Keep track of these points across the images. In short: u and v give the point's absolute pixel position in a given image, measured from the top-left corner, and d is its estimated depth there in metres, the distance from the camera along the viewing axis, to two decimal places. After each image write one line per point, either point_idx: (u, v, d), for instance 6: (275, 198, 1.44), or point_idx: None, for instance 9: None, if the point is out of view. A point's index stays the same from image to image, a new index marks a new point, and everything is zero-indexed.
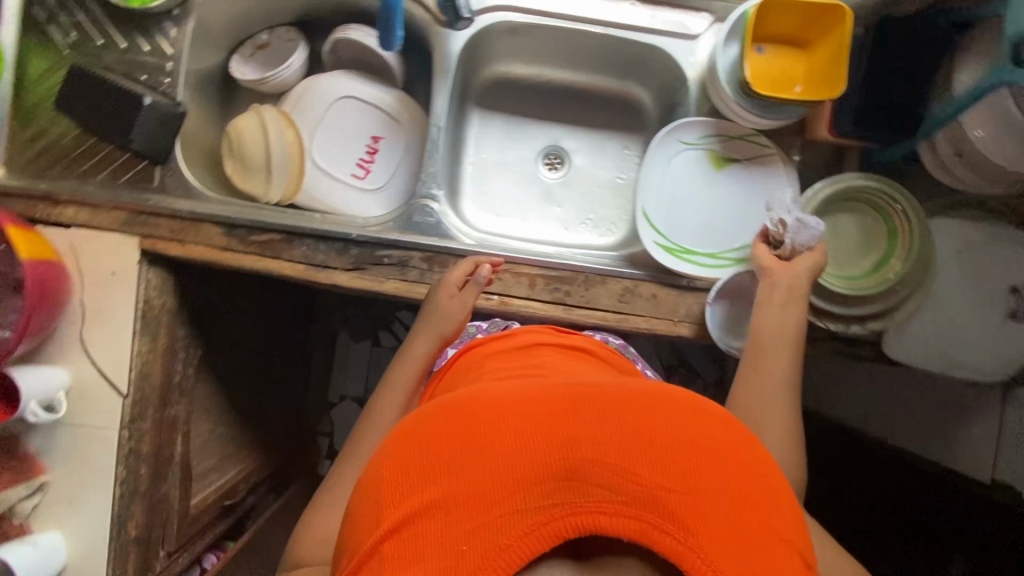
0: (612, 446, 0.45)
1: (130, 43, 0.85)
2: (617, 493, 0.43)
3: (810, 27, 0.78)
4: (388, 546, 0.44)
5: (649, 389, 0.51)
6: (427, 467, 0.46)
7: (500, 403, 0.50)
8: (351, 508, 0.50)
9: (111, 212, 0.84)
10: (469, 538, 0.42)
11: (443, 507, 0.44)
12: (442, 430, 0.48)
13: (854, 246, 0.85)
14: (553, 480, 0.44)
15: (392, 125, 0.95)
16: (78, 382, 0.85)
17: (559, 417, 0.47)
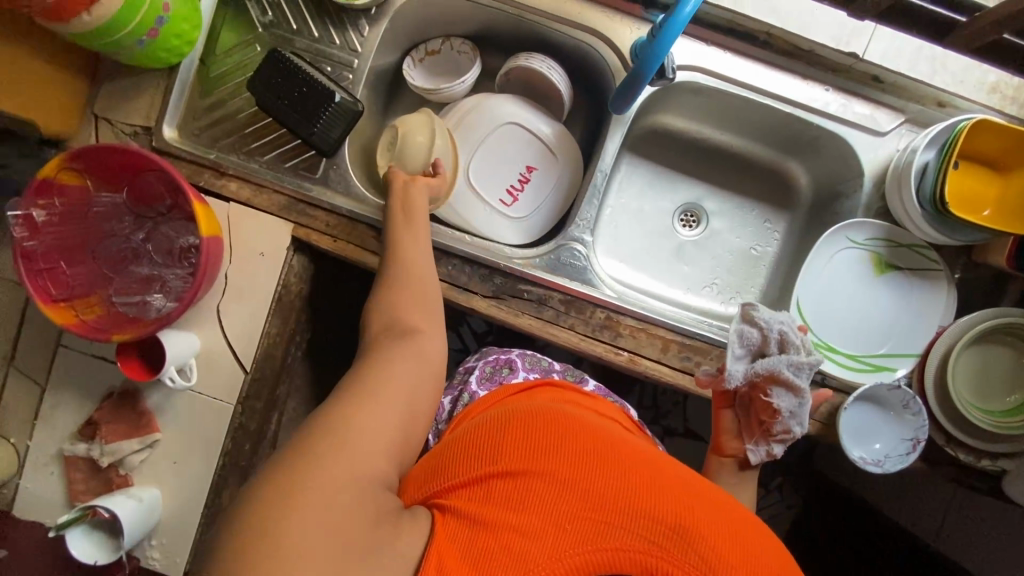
0: (708, 527, 0.52)
1: (322, 34, 0.86)
2: (700, 561, 0.50)
3: (1014, 153, 0.76)
4: (501, 485, 0.53)
5: (746, 517, 0.58)
6: (554, 450, 0.56)
7: (622, 453, 0.59)
8: (463, 450, 0.59)
9: (272, 195, 0.85)
10: (573, 521, 0.50)
11: (562, 487, 0.53)
12: (577, 440, 0.58)
13: (1000, 381, 0.80)
14: (656, 525, 0.51)
15: (548, 158, 0.94)
16: (205, 350, 0.87)
17: (669, 487, 0.56)
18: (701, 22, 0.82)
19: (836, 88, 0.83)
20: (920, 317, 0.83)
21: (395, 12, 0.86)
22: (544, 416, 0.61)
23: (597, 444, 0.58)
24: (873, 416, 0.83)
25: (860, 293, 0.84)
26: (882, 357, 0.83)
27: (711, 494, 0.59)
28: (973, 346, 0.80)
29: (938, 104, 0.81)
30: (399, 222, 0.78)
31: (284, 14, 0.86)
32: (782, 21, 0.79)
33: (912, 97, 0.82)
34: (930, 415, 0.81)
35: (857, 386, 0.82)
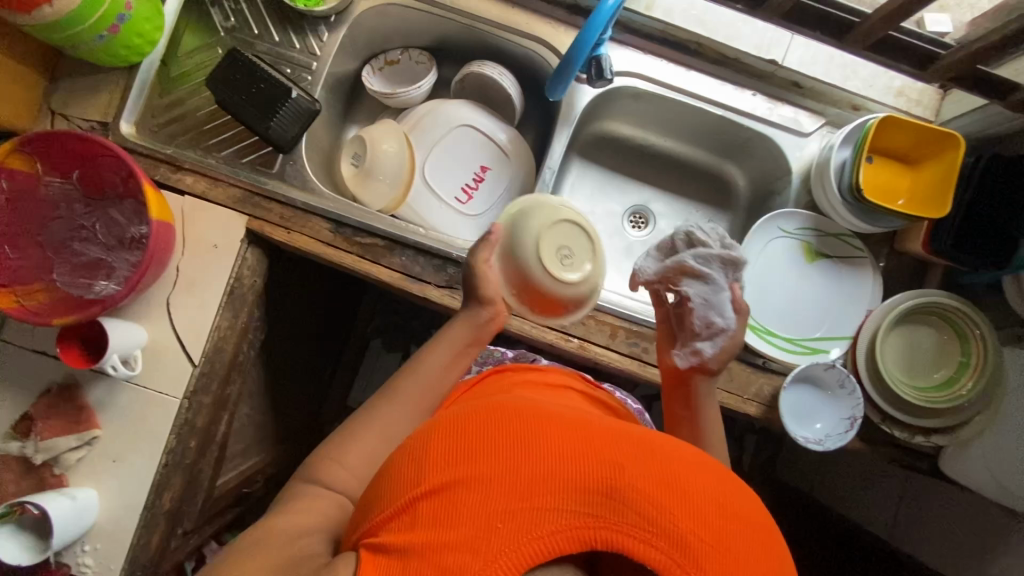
0: (642, 476, 0.47)
1: (283, 39, 0.90)
2: (641, 518, 0.45)
3: (921, 148, 0.83)
4: (425, 505, 0.46)
5: (692, 452, 0.53)
6: (473, 448, 0.49)
7: (550, 420, 0.52)
8: (387, 469, 0.52)
9: (228, 188, 0.87)
10: (506, 518, 0.44)
11: (487, 484, 0.46)
12: (496, 422, 0.51)
13: (926, 359, 0.86)
14: (589, 494, 0.46)
15: (501, 159, 0.99)
16: (153, 344, 0.85)
17: (599, 442, 0.50)
18: (638, 32, 0.89)
19: (762, 93, 0.90)
20: (850, 301, 0.88)
21: (354, 20, 0.91)
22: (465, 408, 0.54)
23: (518, 415, 0.52)
24: (811, 396, 0.86)
25: (794, 280, 0.89)
26: (818, 340, 0.88)
27: (650, 439, 0.53)
28: (899, 327, 0.86)
29: (853, 108, 0.89)
30: (443, 340, 0.73)
31: (246, 19, 0.90)
32: (709, 31, 0.87)
33: (830, 101, 0.90)
34: (865, 394, 0.85)
35: (794, 365, 0.86)
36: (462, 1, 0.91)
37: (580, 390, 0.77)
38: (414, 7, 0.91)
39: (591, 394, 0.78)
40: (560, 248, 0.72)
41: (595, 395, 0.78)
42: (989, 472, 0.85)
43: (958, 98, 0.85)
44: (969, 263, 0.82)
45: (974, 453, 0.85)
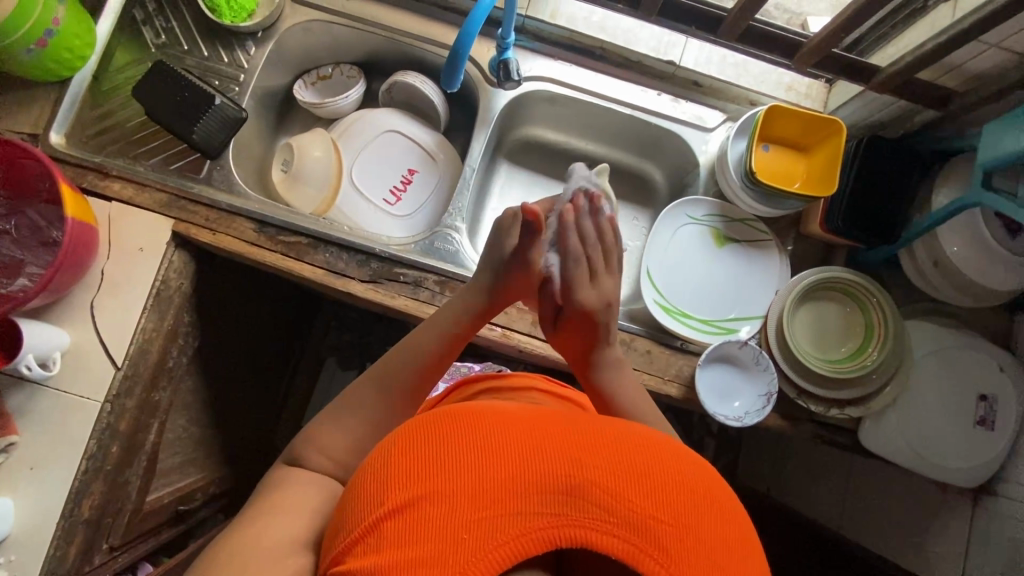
0: (612, 468, 0.42)
1: (212, 53, 0.95)
2: (612, 512, 0.40)
3: (808, 135, 0.90)
4: (386, 524, 0.40)
5: (654, 434, 0.49)
6: (430, 456, 0.43)
7: (516, 419, 0.47)
8: (348, 484, 0.46)
9: (154, 193, 0.89)
10: (471, 528, 0.39)
11: (447, 495, 0.40)
12: (451, 424, 0.45)
13: (833, 334, 0.90)
14: (556, 493, 0.41)
15: (428, 162, 1.03)
16: (75, 347, 0.85)
17: (567, 435, 0.45)
18: (547, 40, 0.96)
19: (667, 92, 0.97)
20: (759, 282, 0.93)
21: (282, 35, 0.97)
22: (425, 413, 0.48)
23: (482, 413, 0.46)
24: (729, 376, 0.88)
25: (706, 265, 0.94)
26: (731, 320, 0.92)
27: (621, 428, 0.48)
28: (805, 304, 0.90)
29: (750, 103, 0.96)
30: (431, 325, 0.73)
31: (176, 37, 0.96)
32: (610, 36, 0.94)
33: (728, 98, 0.97)
34: (779, 369, 0.87)
35: (707, 345, 0.89)
36: (383, 16, 0.97)
37: (544, 389, 0.74)
38: (338, 22, 0.97)
39: (554, 390, 0.75)
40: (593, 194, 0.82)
41: (558, 390, 0.75)
42: (903, 439, 0.88)
43: (841, 89, 0.93)
44: (862, 240, 0.88)
45: (888, 422, 0.89)
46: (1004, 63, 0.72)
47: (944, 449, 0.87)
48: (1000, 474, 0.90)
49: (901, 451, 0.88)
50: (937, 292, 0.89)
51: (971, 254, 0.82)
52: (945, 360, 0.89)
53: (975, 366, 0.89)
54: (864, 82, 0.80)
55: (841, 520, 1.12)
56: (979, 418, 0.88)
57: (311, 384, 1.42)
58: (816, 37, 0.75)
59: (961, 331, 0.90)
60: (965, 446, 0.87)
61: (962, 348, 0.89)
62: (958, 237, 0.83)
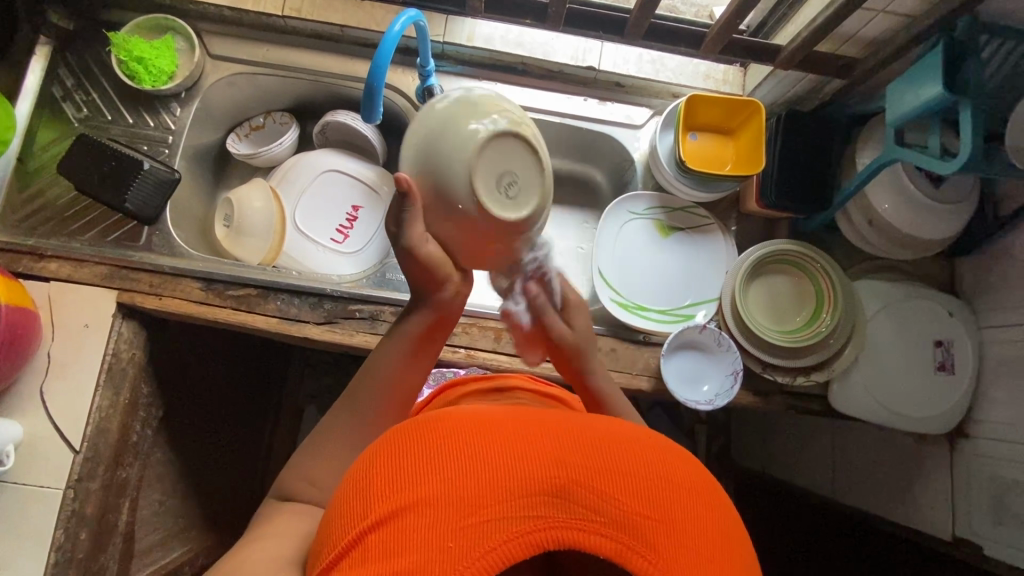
0: (593, 466, 0.44)
1: (137, 119, 0.95)
2: (593, 510, 0.42)
3: (731, 118, 0.93)
4: (375, 537, 0.41)
5: (632, 426, 0.50)
6: (418, 467, 0.43)
7: (497, 420, 0.48)
8: (334, 500, 0.47)
9: (93, 267, 0.88)
10: (457, 536, 0.40)
11: (435, 504, 0.41)
12: (435, 432, 0.46)
13: (788, 304, 0.92)
14: (539, 496, 0.42)
15: (371, 196, 1.03)
16: (29, 437, 0.82)
17: (548, 436, 0.46)
18: (469, 62, 0.99)
19: (592, 97, 1.00)
20: (709, 264, 0.95)
21: (206, 93, 0.97)
22: (408, 422, 0.48)
23: (465, 421, 0.47)
24: (695, 361, 0.89)
25: (656, 256, 0.96)
26: (688, 306, 0.93)
27: (600, 424, 0.49)
28: (756, 280, 0.93)
29: (673, 95, 1.00)
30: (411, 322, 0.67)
31: (99, 108, 0.95)
32: (528, 51, 0.97)
33: (652, 94, 1.00)
34: (740, 347, 0.89)
35: (668, 334, 0.90)
36: (304, 61, 0.98)
37: (527, 388, 0.75)
38: (260, 73, 0.98)
39: (539, 389, 0.77)
40: (502, 177, 0.57)
41: (546, 391, 0.77)
42: (872, 399, 0.89)
43: (755, 72, 0.97)
44: (800, 211, 0.91)
45: (854, 383, 0.90)
46: (894, 27, 0.76)
47: (911, 399, 0.89)
48: (971, 417, 0.92)
49: (874, 409, 0.89)
50: (880, 249, 0.92)
51: (902, 207, 0.85)
52: (898, 313, 0.92)
53: (928, 316, 0.92)
54: (770, 61, 0.83)
55: (833, 486, 1.13)
56: (939, 363, 0.91)
57: (292, 436, 1.37)
58: (716, 25, 0.78)
59: (907, 283, 0.94)
60: (931, 393, 0.89)
61: (911, 298, 0.92)
62: (886, 193, 0.86)
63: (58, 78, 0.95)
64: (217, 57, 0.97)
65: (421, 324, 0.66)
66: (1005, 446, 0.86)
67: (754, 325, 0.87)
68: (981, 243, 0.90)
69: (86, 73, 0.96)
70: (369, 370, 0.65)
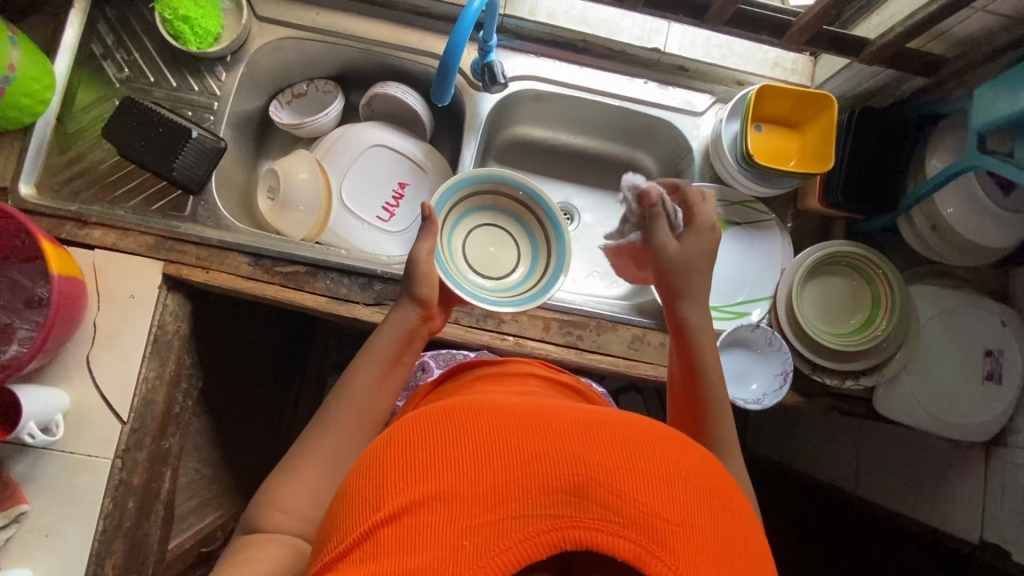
0: (613, 465, 0.43)
1: (180, 82, 0.91)
2: (613, 512, 0.41)
3: (800, 112, 0.90)
4: (385, 532, 0.41)
5: (650, 422, 0.50)
6: (433, 462, 0.44)
7: (517, 414, 0.47)
8: (345, 493, 0.47)
9: (139, 237, 0.86)
10: (470, 535, 0.40)
11: (449, 499, 0.41)
12: (452, 426, 0.46)
13: (841, 307, 0.91)
14: (557, 495, 0.41)
15: (418, 173, 1.00)
16: (77, 406, 0.82)
17: (569, 434, 0.45)
18: (527, 37, 0.94)
19: (653, 80, 0.96)
20: (765, 261, 0.93)
21: (253, 57, 0.93)
22: (427, 414, 0.49)
23: (481, 414, 0.47)
24: (746, 360, 0.89)
25: None
26: (741, 304, 0.92)
27: (625, 423, 0.48)
28: (811, 281, 0.91)
29: (737, 83, 0.96)
30: (382, 335, 0.72)
31: (141, 69, 0.91)
32: (592, 28, 0.93)
33: (716, 80, 0.96)
34: (792, 348, 0.88)
35: (720, 332, 0.89)
36: (356, 28, 0.94)
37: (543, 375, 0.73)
38: (309, 39, 0.94)
39: (551, 375, 0.75)
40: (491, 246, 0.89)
41: (560, 378, 0.76)
42: (918, 405, 0.90)
43: (827, 62, 0.93)
44: (861, 211, 0.89)
45: (901, 388, 0.90)
46: (991, 26, 0.73)
47: (956, 408, 0.89)
48: (1010, 426, 0.92)
49: (915, 414, 0.90)
50: (940, 256, 0.90)
51: (969, 215, 0.83)
52: (949, 320, 0.92)
53: (979, 325, 0.92)
54: (854, 55, 0.80)
55: (857, 483, 1.15)
56: (987, 372, 0.90)
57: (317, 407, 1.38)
58: (806, 15, 0.74)
59: (960, 291, 0.93)
60: (976, 403, 0.90)
61: (963, 307, 0.92)
62: (954, 199, 0.84)
63: (97, 35, 0.91)
64: (264, 20, 0.93)
65: (390, 343, 0.72)
66: None
67: (806, 325, 0.86)
68: None
69: (127, 31, 0.91)
70: (342, 387, 0.69)
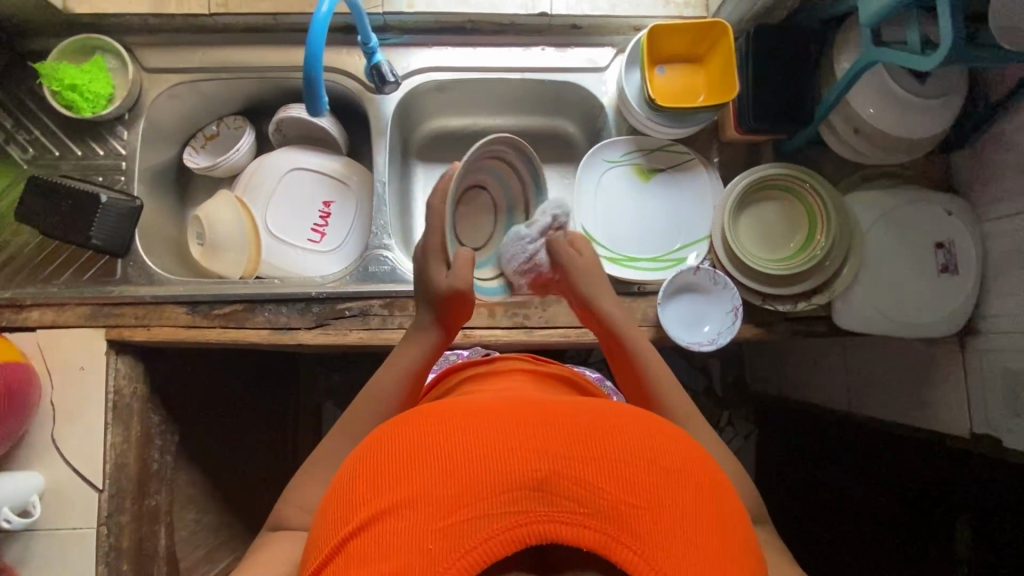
0: (575, 455, 0.44)
1: (85, 150, 0.91)
2: (577, 502, 0.42)
3: (698, 44, 0.88)
4: (356, 542, 0.42)
5: (616, 409, 0.50)
6: (399, 470, 0.44)
7: (481, 414, 0.48)
8: (321, 510, 0.48)
9: (76, 309, 0.87)
10: (437, 538, 0.40)
11: (416, 505, 0.42)
12: (417, 432, 0.46)
13: (780, 232, 0.89)
14: (520, 490, 0.42)
15: (341, 188, 1.00)
16: (52, 485, 0.84)
17: (533, 428, 0.45)
18: (415, 30, 0.93)
19: (550, 45, 0.94)
20: (697, 200, 0.92)
21: (151, 110, 0.93)
22: (396, 423, 0.49)
23: (448, 418, 0.48)
24: (694, 303, 0.88)
25: (639, 202, 0.93)
26: (678, 250, 0.91)
27: (587, 411, 0.49)
28: (744, 213, 0.90)
29: (634, 29, 0.94)
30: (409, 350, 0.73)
31: (45, 145, 0.92)
32: (475, 7, 0.91)
33: (612, 31, 0.94)
34: (736, 283, 0.87)
35: (662, 282, 0.88)
36: (245, 58, 0.94)
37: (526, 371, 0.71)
38: (202, 79, 0.94)
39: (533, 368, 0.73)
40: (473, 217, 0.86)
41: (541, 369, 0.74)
42: (877, 311, 0.88)
43: None
44: (781, 131, 0.87)
45: (857, 297, 0.89)
46: None
47: (916, 309, 0.88)
48: (977, 314, 0.90)
49: (876, 320, 0.88)
50: (870, 157, 0.88)
51: (889, 112, 0.81)
52: (895, 221, 0.90)
53: (925, 219, 0.90)
54: None
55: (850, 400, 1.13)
56: (942, 265, 0.89)
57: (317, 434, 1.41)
58: None
59: (901, 188, 0.90)
60: (938, 297, 0.88)
61: (906, 205, 0.90)
62: (871, 98, 0.82)
63: None
64: (153, 71, 0.93)
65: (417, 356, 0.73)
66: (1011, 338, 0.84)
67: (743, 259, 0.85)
68: (974, 132, 0.87)
69: (24, 111, 0.92)
70: (361, 405, 0.69)
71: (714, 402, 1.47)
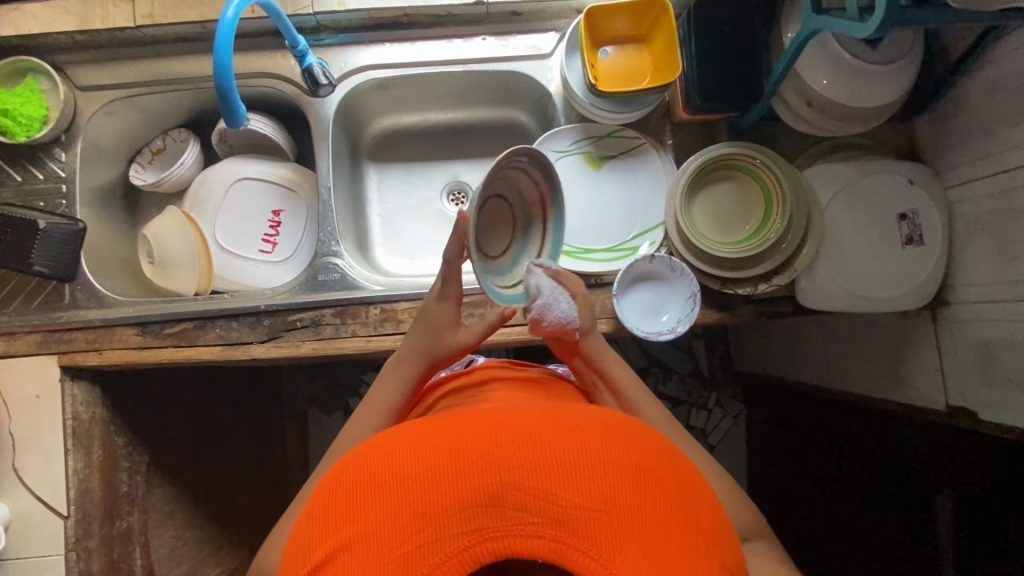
0: (526, 465, 0.43)
1: (24, 175, 0.90)
2: (531, 512, 0.41)
3: (640, 24, 0.85)
4: None
5: (573, 411, 0.49)
6: (351, 506, 0.43)
7: (432, 433, 0.47)
8: (284, 553, 0.47)
9: (27, 337, 0.86)
10: (391, 569, 0.39)
11: (368, 539, 0.41)
12: (369, 462, 0.45)
13: (736, 213, 0.87)
14: (472, 509, 0.41)
15: (290, 196, 0.98)
16: (17, 514, 0.84)
17: (483, 442, 0.44)
18: (349, 28, 0.91)
19: (491, 34, 0.91)
20: (651, 186, 0.89)
21: (88, 130, 0.92)
22: (352, 455, 0.48)
23: (400, 442, 0.47)
24: (652, 293, 0.86)
25: (592, 191, 0.91)
26: (633, 238, 0.89)
27: (540, 416, 0.48)
28: (698, 196, 0.87)
29: (576, 12, 0.91)
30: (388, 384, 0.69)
31: None
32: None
33: (554, 15, 0.91)
34: (693, 270, 0.85)
35: (618, 272, 0.86)
36: (179, 70, 0.91)
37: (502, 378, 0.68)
38: (138, 94, 0.92)
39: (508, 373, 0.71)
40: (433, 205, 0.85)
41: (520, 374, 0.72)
42: (842, 289, 0.85)
43: None
44: (732, 107, 0.83)
45: (821, 277, 0.85)
46: None
47: (883, 283, 0.85)
48: (947, 284, 0.88)
49: (841, 299, 0.85)
50: (827, 129, 0.84)
51: (842, 81, 0.78)
52: (858, 194, 0.86)
53: (888, 190, 0.86)
54: None
55: (831, 377, 1.11)
56: (907, 237, 0.85)
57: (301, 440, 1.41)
58: None
59: (862, 159, 0.87)
60: (905, 272, 0.84)
61: (868, 176, 0.86)
62: (823, 68, 0.78)
63: None
64: (87, 89, 0.91)
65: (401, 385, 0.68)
66: (981, 308, 0.82)
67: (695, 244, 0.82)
68: (934, 95, 0.83)
69: None
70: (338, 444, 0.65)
71: (700, 383, 1.45)
